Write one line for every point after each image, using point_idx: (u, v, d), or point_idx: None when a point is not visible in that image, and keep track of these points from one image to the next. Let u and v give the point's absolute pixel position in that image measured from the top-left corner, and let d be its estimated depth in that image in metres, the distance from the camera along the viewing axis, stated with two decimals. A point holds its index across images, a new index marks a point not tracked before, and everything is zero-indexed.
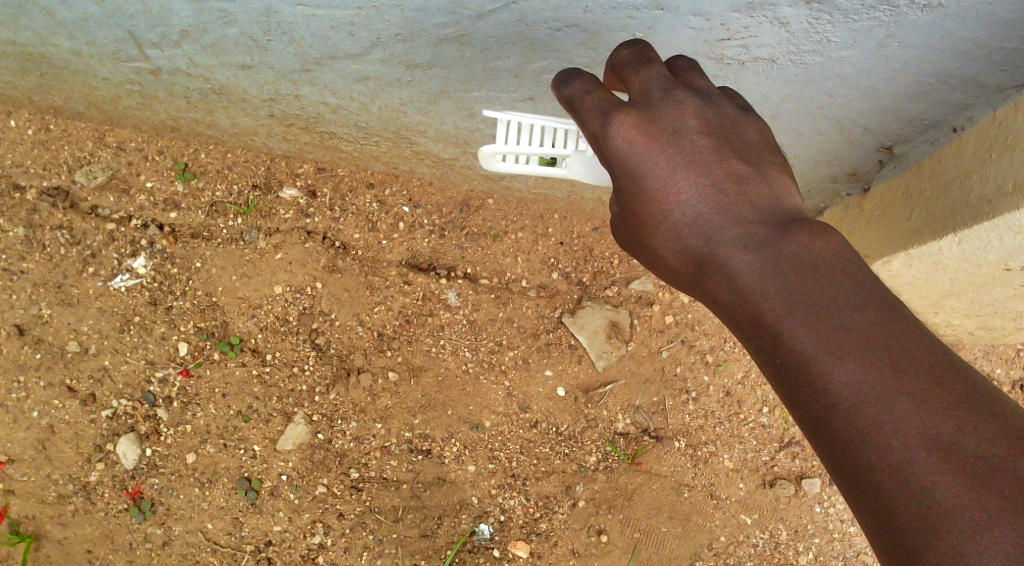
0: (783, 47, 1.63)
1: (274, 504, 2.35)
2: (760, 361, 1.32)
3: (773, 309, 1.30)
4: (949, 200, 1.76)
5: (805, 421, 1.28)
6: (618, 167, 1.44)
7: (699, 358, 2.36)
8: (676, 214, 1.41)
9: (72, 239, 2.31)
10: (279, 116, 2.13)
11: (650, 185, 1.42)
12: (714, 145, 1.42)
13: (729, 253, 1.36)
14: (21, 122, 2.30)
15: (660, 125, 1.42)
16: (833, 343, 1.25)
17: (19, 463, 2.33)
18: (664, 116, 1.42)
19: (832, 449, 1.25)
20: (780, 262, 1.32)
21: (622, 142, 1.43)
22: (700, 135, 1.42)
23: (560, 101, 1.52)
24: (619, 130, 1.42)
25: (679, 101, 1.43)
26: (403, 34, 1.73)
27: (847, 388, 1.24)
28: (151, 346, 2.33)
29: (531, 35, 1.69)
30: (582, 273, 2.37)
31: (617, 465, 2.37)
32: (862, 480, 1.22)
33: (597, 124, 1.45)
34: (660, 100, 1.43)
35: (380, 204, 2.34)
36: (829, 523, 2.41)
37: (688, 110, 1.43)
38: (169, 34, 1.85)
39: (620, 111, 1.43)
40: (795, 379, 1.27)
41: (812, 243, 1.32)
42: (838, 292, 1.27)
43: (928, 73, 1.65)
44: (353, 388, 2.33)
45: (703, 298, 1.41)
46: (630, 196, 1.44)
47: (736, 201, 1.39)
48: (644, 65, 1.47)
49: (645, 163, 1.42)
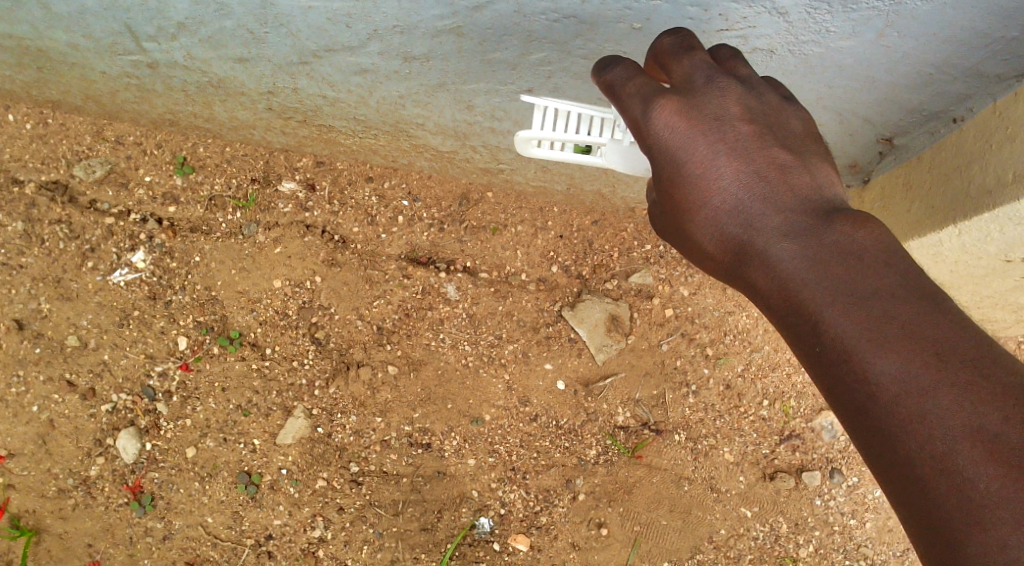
0: (783, 37, 1.63)
1: (274, 498, 2.36)
2: (799, 349, 1.34)
3: (815, 297, 1.32)
4: (950, 192, 1.76)
5: (843, 408, 1.30)
6: (658, 153, 1.45)
7: (698, 351, 2.36)
8: (716, 201, 1.42)
9: (71, 234, 2.30)
10: (276, 110, 2.12)
11: (690, 172, 1.44)
12: (756, 134, 1.45)
13: (770, 242, 1.38)
14: (19, 116, 2.29)
15: (703, 113, 1.44)
16: (875, 331, 1.27)
17: (19, 457, 2.33)
18: (706, 104, 1.44)
19: (872, 437, 1.27)
20: (823, 252, 1.34)
21: (665, 131, 1.44)
22: (742, 124, 1.45)
23: (599, 86, 1.52)
24: (660, 116, 1.44)
25: (722, 89, 1.45)
26: (401, 25, 1.72)
27: (889, 377, 1.26)
28: (150, 340, 2.33)
29: (530, 26, 1.69)
30: (581, 266, 2.36)
31: (617, 459, 2.37)
32: (903, 469, 1.24)
33: (638, 109, 1.46)
34: (704, 88, 1.45)
35: (379, 198, 2.33)
36: (830, 517, 2.40)
37: (731, 98, 1.45)
38: (166, 27, 1.85)
39: (661, 97, 1.44)
40: (835, 366, 1.29)
41: (854, 234, 1.34)
42: (881, 281, 1.30)
43: (928, 63, 1.64)
44: (352, 382, 2.33)
45: (741, 286, 1.43)
46: (669, 183, 1.46)
47: (778, 190, 1.41)
48: (687, 54, 1.48)
49: (687, 152, 1.44)
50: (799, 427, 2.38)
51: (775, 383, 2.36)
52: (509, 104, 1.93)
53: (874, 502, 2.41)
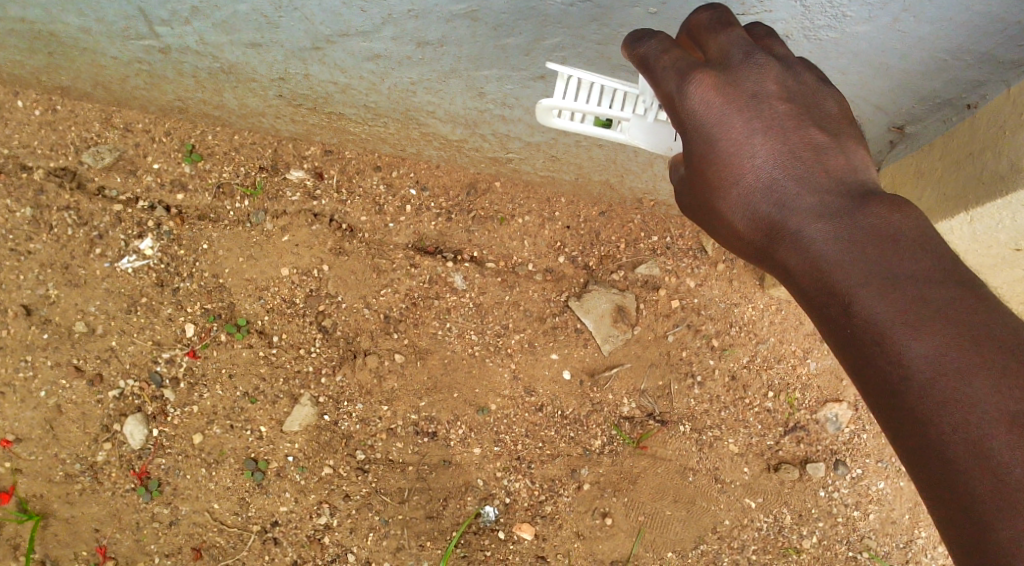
0: (799, 22, 1.63)
1: (280, 485, 2.36)
2: (828, 327, 1.36)
3: (849, 278, 1.34)
4: (963, 178, 1.75)
5: (871, 388, 1.31)
6: (692, 130, 1.46)
7: (704, 342, 2.37)
8: (749, 179, 1.44)
9: (79, 220, 2.31)
10: (287, 96, 2.13)
11: (724, 150, 1.45)
12: (792, 114, 1.46)
13: (804, 223, 1.40)
14: (28, 102, 2.30)
15: (740, 90, 1.45)
16: (911, 313, 1.29)
17: (26, 442, 2.34)
18: (744, 82, 1.45)
19: (902, 419, 1.28)
20: (858, 234, 1.36)
21: (700, 106, 1.45)
22: (780, 103, 1.46)
23: (631, 60, 1.52)
24: (697, 92, 1.44)
25: (761, 66, 1.46)
26: (415, 9, 1.73)
27: (922, 360, 1.27)
28: (158, 327, 2.34)
29: (544, 10, 1.69)
30: (588, 257, 2.36)
31: (623, 449, 2.38)
32: (934, 453, 1.25)
33: (673, 83, 1.46)
34: (743, 65, 1.46)
35: (387, 186, 2.34)
36: (833, 508, 2.41)
37: (770, 75, 1.46)
38: (180, 11, 1.85)
39: (698, 71, 1.45)
40: (866, 346, 1.31)
41: (891, 217, 1.35)
42: (917, 264, 1.31)
43: (942, 48, 1.65)
44: (359, 370, 2.34)
45: (771, 266, 1.45)
46: (701, 160, 1.47)
47: (813, 171, 1.43)
48: (724, 29, 1.48)
49: (722, 129, 1.45)
50: (804, 418, 2.39)
51: (780, 374, 2.37)
52: (520, 91, 1.94)
53: (877, 494, 2.42)
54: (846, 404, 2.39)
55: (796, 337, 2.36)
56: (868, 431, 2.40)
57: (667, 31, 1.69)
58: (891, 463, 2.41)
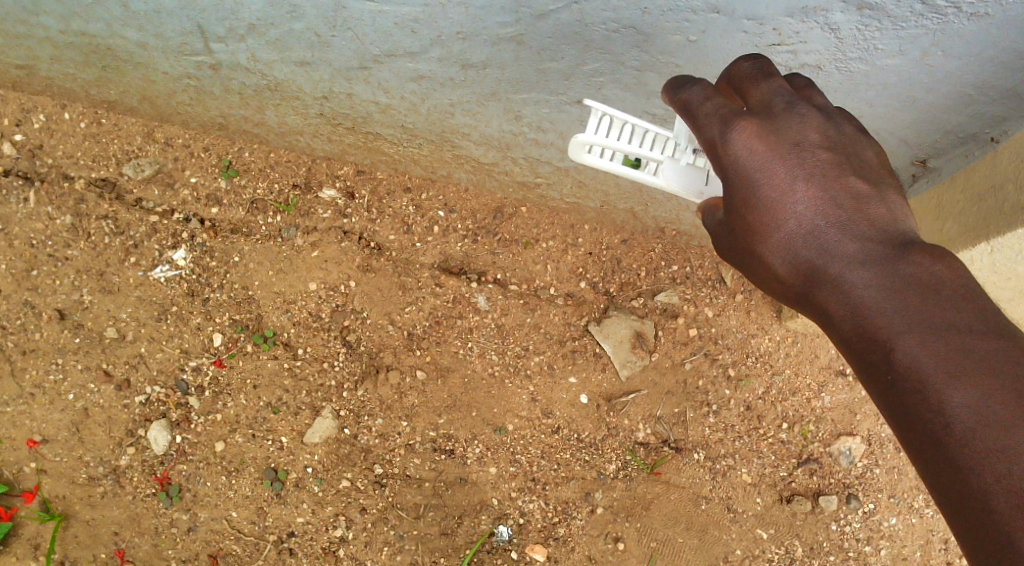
0: (832, 54, 1.70)
1: (298, 495, 2.40)
2: (868, 375, 1.36)
3: (891, 325, 1.34)
4: (984, 210, 1.80)
5: (911, 435, 1.32)
6: (733, 176, 1.46)
7: (721, 371, 2.40)
8: (792, 225, 1.44)
9: (116, 229, 2.38)
10: (327, 115, 2.21)
11: (766, 196, 1.45)
12: (835, 161, 1.46)
13: (845, 269, 1.40)
14: (75, 115, 2.39)
15: (782, 137, 1.45)
16: (953, 363, 1.30)
17: (52, 443, 2.39)
18: (786, 130, 1.45)
19: (942, 468, 1.29)
20: (900, 282, 1.36)
21: (742, 150, 1.45)
22: (823, 151, 1.46)
23: (674, 106, 1.55)
24: (740, 139, 1.45)
25: (802, 115, 1.46)
26: (464, 32, 1.81)
27: (964, 409, 1.28)
28: (186, 336, 2.39)
29: (588, 36, 1.76)
30: (609, 283, 2.41)
31: (637, 474, 2.41)
32: (976, 503, 1.26)
33: (716, 129, 1.47)
34: (784, 113, 1.46)
35: (416, 207, 2.41)
36: (845, 542, 2.43)
37: (811, 124, 1.46)
38: (236, 28, 1.94)
39: (741, 118, 1.45)
40: (907, 393, 1.31)
41: (932, 267, 1.36)
42: (958, 314, 1.32)
43: (969, 84, 1.71)
44: (380, 385, 2.39)
45: (812, 312, 1.45)
46: (743, 205, 1.47)
47: (854, 218, 1.43)
48: (765, 78, 1.50)
49: (765, 173, 1.45)
50: (818, 451, 2.41)
51: (795, 406, 2.40)
52: (556, 115, 2.01)
53: (889, 530, 2.43)
54: (861, 438, 2.41)
55: (811, 371, 2.40)
56: (881, 466, 2.42)
57: (704, 61, 1.76)
58: (903, 500, 2.42)
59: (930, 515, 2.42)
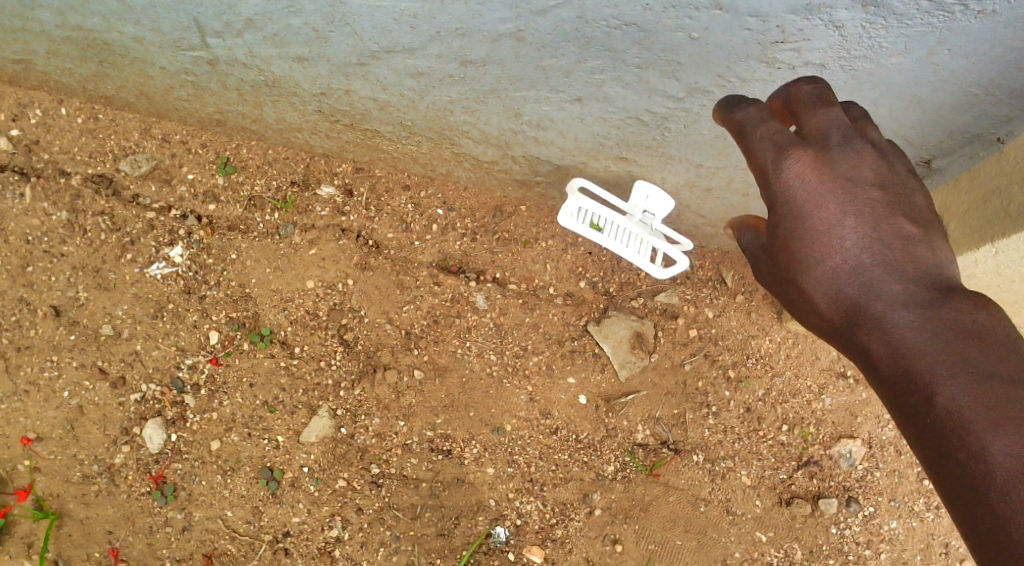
0: (836, 52, 1.68)
1: (294, 495, 2.38)
2: (906, 414, 1.39)
3: (932, 368, 1.38)
4: (987, 213, 1.79)
5: (945, 475, 1.35)
6: (784, 207, 1.49)
7: (721, 373, 2.39)
8: (838, 260, 1.48)
9: (112, 225, 2.36)
10: (326, 112, 2.19)
11: (814, 231, 1.49)
12: (885, 202, 1.50)
13: (889, 309, 1.44)
14: (72, 110, 2.37)
15: (837, 174, 1.49)
16: (993, 409, 1.33)
17: (47, 441, 2.37)
18: (841, 165, 1.48)
19: (976, 510, 1.32)
20: (943, 326, 1.40)
21: (795, 179, 1.48)
22: (873, 190, 1.50)
23: (727, 125, 1.55)
24: (794, 172, 1.48)
25: (857, 152, 1.49)
26: (463, 28, 1.79)
27: (1002, 455, 1.31)
28: (182, 333, 2.37)
29: (588, 33, 1.74)
30: (608, 283, 2.39)
31: (636, 476, 2.39)
32: (1009, 546, 1.29)
33: (770, 156, 1.49)
34: (839, 148, 1.48)
35: (415, 206, 2.39)
36: (844, 545, 2.40)
37: (867, 162, 1.50)
38: (233, 23, 1.92)
39: (796, 149, 1.48)
40: (945, 436, 1.34)
41: (976, 314, 1.39)
42: (1001, 362, 1.35)
43: (975, 83, 1.69)
44: (378, 384, 2.37)
45: (851, 348, 1.48)
46: (789, 237, 1.50)
47: (900, 260, 1.47)
48: (823, 105, 1.49)
49: (815, 207, 1.48)
50: (818, 453, 2.39)
51: (795, 408, 2.38)
52: (557, 113, 1.99)
53: (889, 533, 2.40)
54: (861, 441, 2.38)
55: (811, 372, 2.38)
56: (882, 469, 2.40)
57: (706, 58, 1.74)
58: (904, 503, 2.40)
59: (931, 518, 2.40)
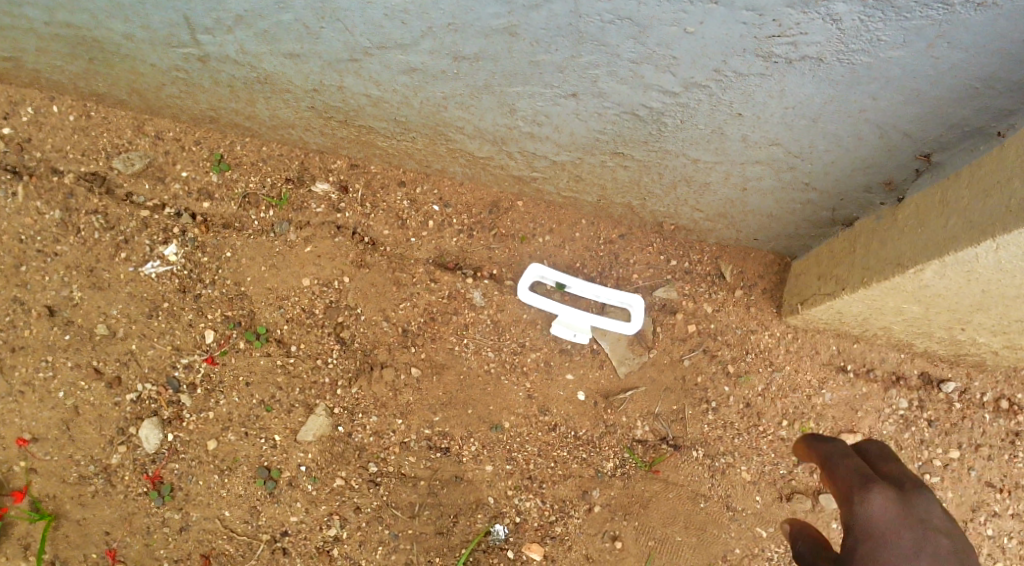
0: (833, 45, 1.66)
1: (291, 495, 2.37)
2: None
3: None
4: (989, 208, 1.72)
5: None
6: (864, 536, 1.64)
7: (720, 368, 2.37)
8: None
9: (106, 224, 2.34)
10: (319, 108, 2.17)
11: (891, 544, 1.62)
12: (954, 552, 1.62)
13: None
14: (64, 107, 2.35)
15: (913, 512, 1.65)
16: None
17: (42, 442, 2.36)
18: (918, 508, 1.66)
19: None
20: None
21: (876, 509, 1.66)
22: (943, 539, 1.63)
23: (812, 457, 1.82)
24: (872, 503, 1.66)
25: (928, 501, 1.67)
26: (455, 24, 1.77)
27: None
28: (178, 332, 2.35)
29: (582, 28, 1.73)
30: (606, 278, 2.38)
31: (635, 472, 2.38)
32: None
33: (857, 483, 1.70)
34: (914, 493, 1.68)
35: (410, 202, 2.37)
36: (845, 540, 2.39)
37: (936, 517, 1.66)
38: (223, 19, 1.91)
39: (878, 484, 1.68)
40: None
41: None
42: None
43: (974, 76, 1.69)
44: (375, 382, 2.36)
45: None
46: (868, 547, 1.63)
47: None
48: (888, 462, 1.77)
49: (891, 532, 1.63)
50: None
51: (795, 403, 2.36)
52: (552, 109, 1.97)
53: None
54: (862, 435, 2.36)
55: (811, 366, 2.35)
56: None
57: (702, 53, 1.73)
58: None
59: None
